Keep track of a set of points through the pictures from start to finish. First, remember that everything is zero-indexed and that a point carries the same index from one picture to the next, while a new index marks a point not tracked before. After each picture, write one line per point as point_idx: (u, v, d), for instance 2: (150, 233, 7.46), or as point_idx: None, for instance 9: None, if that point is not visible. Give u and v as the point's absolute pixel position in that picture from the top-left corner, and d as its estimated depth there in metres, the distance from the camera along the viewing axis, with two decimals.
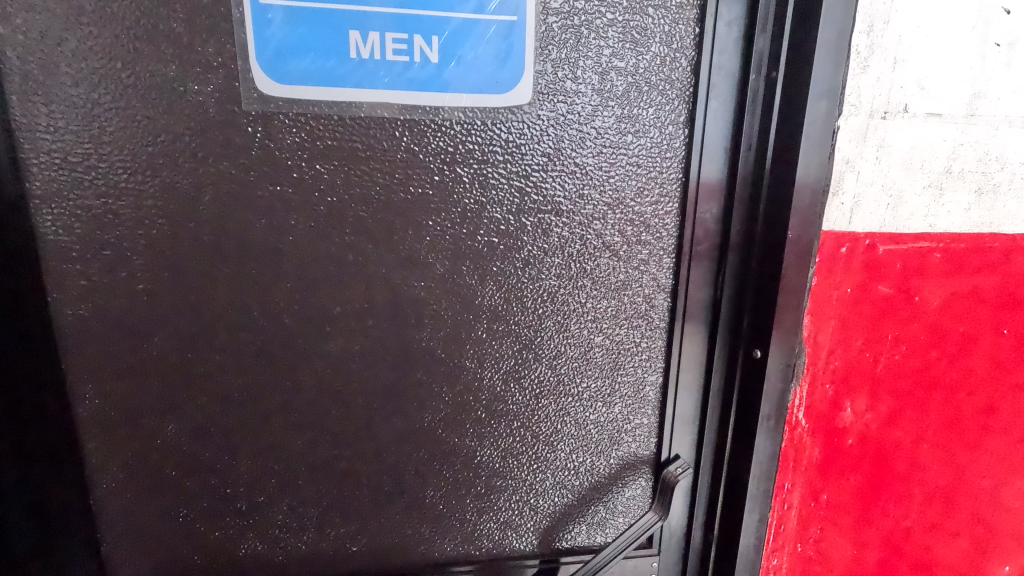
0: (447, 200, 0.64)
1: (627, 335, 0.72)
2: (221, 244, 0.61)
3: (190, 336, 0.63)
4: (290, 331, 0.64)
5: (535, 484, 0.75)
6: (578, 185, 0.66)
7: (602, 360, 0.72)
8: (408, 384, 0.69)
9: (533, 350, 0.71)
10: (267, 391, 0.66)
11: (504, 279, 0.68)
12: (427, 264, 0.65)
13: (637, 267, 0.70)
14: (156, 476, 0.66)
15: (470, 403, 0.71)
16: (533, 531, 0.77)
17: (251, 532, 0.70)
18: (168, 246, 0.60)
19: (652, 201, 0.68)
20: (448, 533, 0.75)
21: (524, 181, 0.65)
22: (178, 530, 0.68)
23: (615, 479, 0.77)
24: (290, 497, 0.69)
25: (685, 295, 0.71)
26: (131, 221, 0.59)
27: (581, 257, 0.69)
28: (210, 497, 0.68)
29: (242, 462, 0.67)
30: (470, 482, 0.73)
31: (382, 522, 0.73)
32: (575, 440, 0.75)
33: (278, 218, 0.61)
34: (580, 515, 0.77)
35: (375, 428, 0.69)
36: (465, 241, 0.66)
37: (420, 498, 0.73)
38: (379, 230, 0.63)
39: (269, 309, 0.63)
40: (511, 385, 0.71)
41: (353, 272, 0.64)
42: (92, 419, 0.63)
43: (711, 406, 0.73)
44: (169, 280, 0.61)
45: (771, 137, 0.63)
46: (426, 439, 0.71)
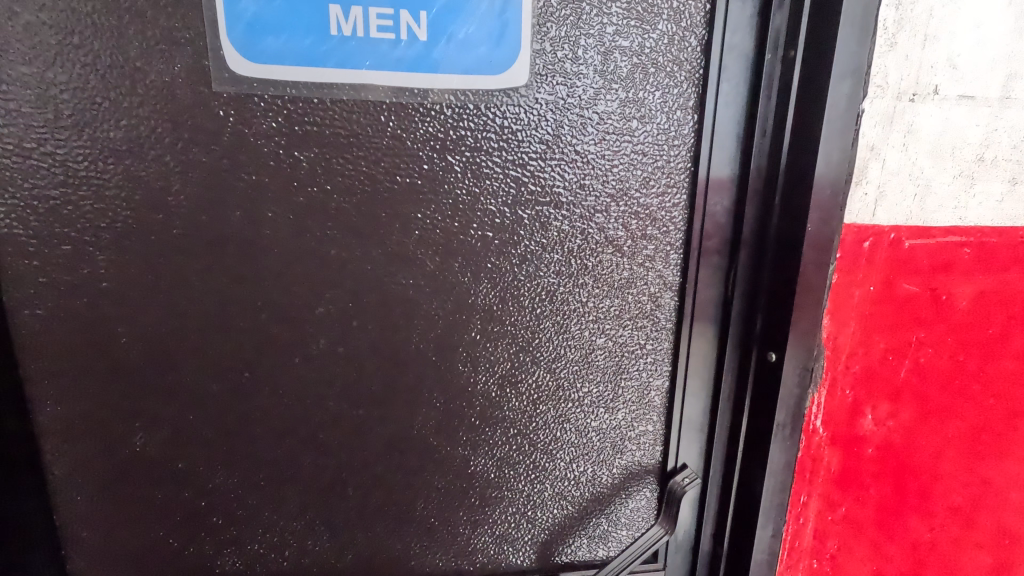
0: (438, 191, 0.59)
1: (631, 337, 0.68)
2: (192, 237, 0.56)
3: (159, 338, 0.58)
4: (268, 332, 0.60)
5: (533, 495, 0.70)
6: (579, 175, 0.62)
7: (604, 363, 0.68)
8: (396, 390, 0.64)
9: (530, 353, 0.66)
10: (243, 396, 0.61)
11: (499, 276, 0.63)
12: (416, 260, 0.61)
13: (642, 263, 0.65)
14: (124, 489, 0.61)
15: (463, 410, 0.66)
16: (530, 545, 0.72)
17: (228, 547, 0.65)
18: (134, 240, 0.55)
19: (659, 192, 0.64)
20: (440, 548, 0.70)
21: (521, 171, 0.60)
22: (149, 546, 0.64)
23: (618, 490, 0.72)
24: (270, 510, 0.65)
25: (693, 294, 0.66)
26: (94, 213, 0.54)
27: (582, 252, 0.64)
28: (183, 511, 0.63)
29: (217, 473, 0.63)
30: (463, 495, 0.68)
31: (369, 537, 0.68)
32: (575, 449, 0.70)
33: (253, 209, 0.56)
34: (580, 528, 0.73)
35: (361, 437, 0.64)
36: (457, 235, 0.61)
37: (411, 511, 0.68)
38: (363, 223, 0.59)
39: (245, 308, 0.59)
40: (507, 390, 0.66)
41: (336, 269, 0.59)
42: (54, 428, 0.58)
43: (720, 413, 0.69)
44: (136, 277, 0.56)
45: (789, 122, 0.58)
46: (416, 448, 0.66)
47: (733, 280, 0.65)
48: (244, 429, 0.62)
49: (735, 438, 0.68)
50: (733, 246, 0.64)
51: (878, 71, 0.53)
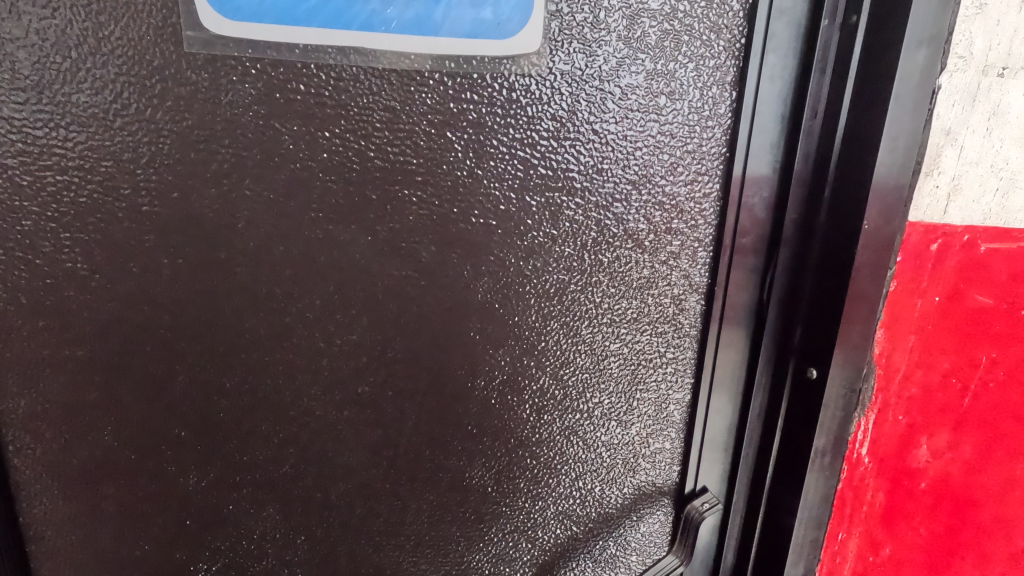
0: (437, 172, 0.53)
1: (649, 342, 0.60)
2: (164, 216, 0.51)
3: (128, 327, 0.53)
4: (250, 323, 0.54)
5: (534, 513, 0.64)
6: (596, 158, 0.54)
7: (618, 371, 0.61)
8: (387, 392, 0.58)
9: (535, 357, 0.59)
10: (223, 393, 0.55)
11: (501, 270, 0.56)
12: (408, 249, 0.54)
13: (665, 261, 0.58)
14: (88, 493, 0.55)
15: (460, 417, 0.60)
16: (529, 568, 0.66)
17: (201, 558, 0.59)
18: (98, 218, 0.50)
19: (687, 180, 0.56)
20: (430, 564, 0.64)
21: (530, 151, 0.53)
22: (113, 555, 0.58)
23: (629, 511, 0.65)
24: (248, 518, 0.59)
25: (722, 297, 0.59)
26: (55, 187, 0.48)
27: (597, 247, 0.57)
28: (150, 517, 0.57)
29: (192, 476, 0.57)
30: (457, 510, 0.62)
31: (353, 550, 0.62)
32: (582, 464, 0.63)
33: (229, 185, 0.51)
34: (584, 551, 0.66)
35: (346, 443, 0.59)
36: (456, 222, 0.54)
37: (399, 524, 0.62)
38: (352, 205, 0.52)
39: (224, 295, 0.53)
40: (509, 397, 0.60)
41: (319, 257, 0.53)
42: (9, 425, 0.52)
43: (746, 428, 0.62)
44: (101, 259, 0.51)
45: (845, 101, 0.51)
46: (406, 455, 0.60)
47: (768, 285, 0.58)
48: (223, 428, 0.56)
49: (766, 457, 0.62)
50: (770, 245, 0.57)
51: (960, 40, 0.49)
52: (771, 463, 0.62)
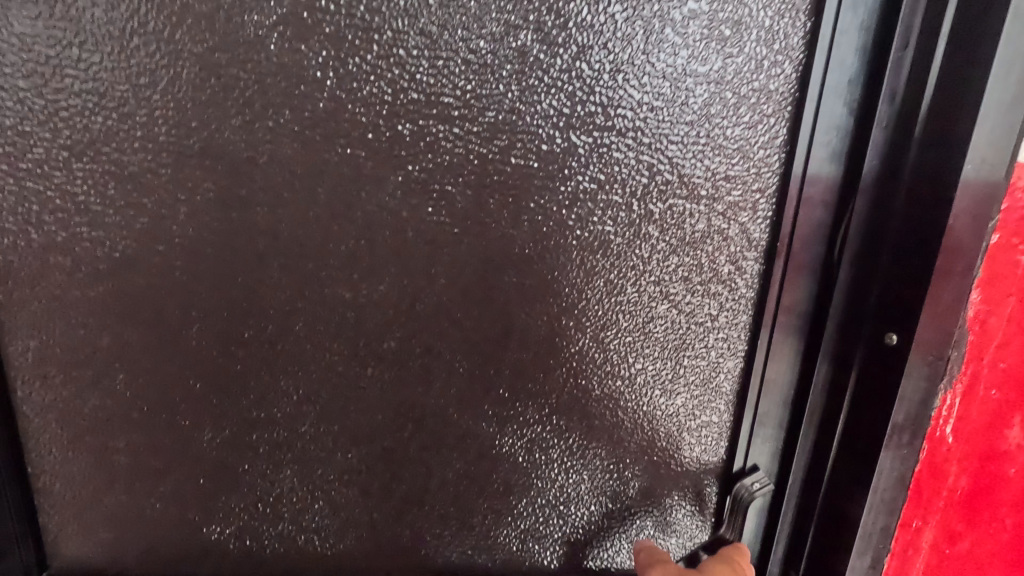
0: (475, 105, 0.48)
1: (701, 305, 0.55)
2: (182, 147, 0.47)
3: (143, 267, 0.49)
4: (271, 268, 0.50)
5: (568, 487, 0.59)
6: (649, 93, 0.49)
7: (664, 334, 0.56)
8: (415, 349, 0.54)
9: (574, 316, 0.54)
10: (240, 344, 0.52)
11: (542, 220, 0.51)
12: (437, 192, 0.50)
13: (723, 213, 0.52)
14: (103, 440, 0.53)
15: (491, 380, 0.55)
16: (560, 544, 0.61)
17: (216, 517, 0.56)
18: (114, 148, 0.47)
19: (751, 121, 0.50)
20: (455, 536, 0.60)
21: (577, 85, 0.48)
22: (128, 508, 0.55)
23: (668, 488, 0.60)
24: (266, 479, 0.56)
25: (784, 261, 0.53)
26: (71, 114, 0.46)
27: (647, 195, 0.52)
28: (165, 471, 0.55)
29: (205, 431, 0.54)
30: (485, 480, 0.58)
31: (374, 518, 0.58)
32: (620, 436, 0.58)
33: (251, 115, 0.47)
34: (619, 530, 0.61)
35: (366, 403, 0.55)
36: (493, 163, 0.49)
37: (423, 492, 0.58)
38: (379, 142, 0.48)
39: (241, 236, 0.49)
40: (545, 359, 0.55)
41: (343, 198, 0.49)
42: (25, 363, 0.51)
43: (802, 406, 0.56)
44: (118, 192, 0.48)
45: (947, 25, 0.44)
46: (430, 420, 0.56)
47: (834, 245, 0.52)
48: (238, 381, 0.53)
49: (826, 439, 0.55)
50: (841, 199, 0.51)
51: None
52: (833, 446, 0.55)
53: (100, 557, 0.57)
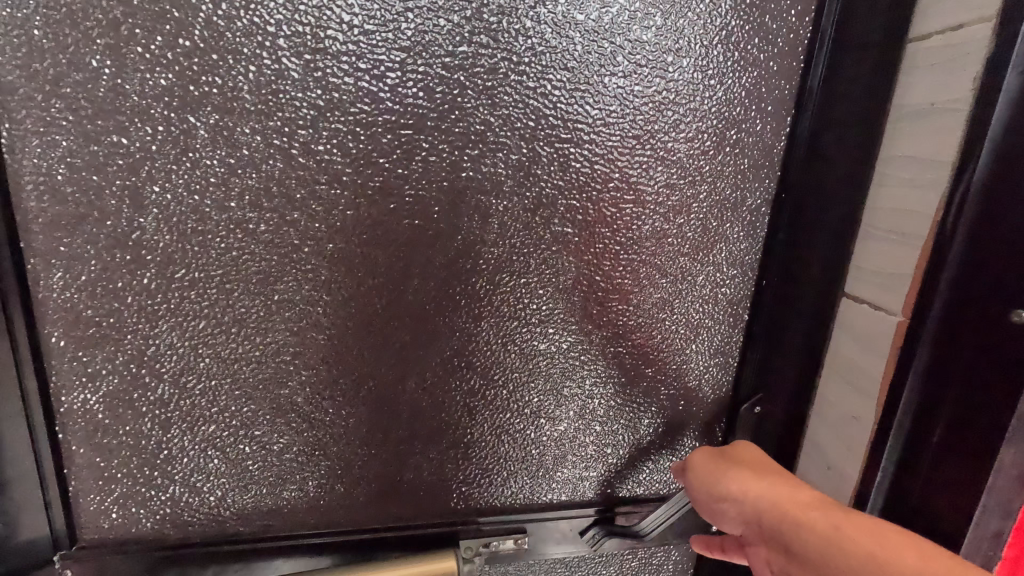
0: (533, 67, 0.52)
1: (721, 253, 0.61)
2: (249, 95, 0.47)
3: (201, 218, 0.49)
4: (332, 221, 0.52)
5: (598, 422, 0.66)
6: (684, 59, 0.55)
7: (689, 281, 0.62)
8: (467, 299, 0.57)
9: (610, 264, 0.60)
10: (300, 296, 0.53)
11: (587, 175, 0.56)
12: (486, 153, 0.53)
13: (743, 170, 0.59)
14: (154, 395, 0.53)
15: (534, 327, 0.60)
16: (588, 475, 0.67)
17: (267, 468, 0.58)
18: (176, 92, 0.46)
19: (769, 87, 0.57)
20: (494, 475, 0.65)
21: (623, 49, 0.53)
22: (175, 464, 0.55)
23: (684, 419, 0.67)
24: (319, 429, 0.58)
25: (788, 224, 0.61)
26: (115, 62, 0.44)
27: (679, 152, 0.57)
28: (217, 424, 0.55)
29: (253, 385, 0.55)
30: (524, 420, 0.63)
31: (421, 462, 0.62)
32: (646, 374, 0.65)
33: (308, 68, 0.47)
34: (640, 460, 0.68)
35: (413, 354, 0.58)
36: (546, 121, 0.53)
37: (467, 434, 0.62)
38: (432, 101, 0.50)
39: (297, 193, 0.50)
40: (583, 304, 0.61)
41: (399, 155, 0.51)
42: (67, 318, 0.49)
43: (856, 387, 0.55)
44: (177, 139, 0.47)
45: None
46: (473, 368, 0.60)
47: (909, 221, 0.49)
48: (288, 334, 0.54)
49: (914, 440, 0.50)
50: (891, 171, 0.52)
51: None
52: (928, 447, 0.49)
53: (139, 520, 0.56)
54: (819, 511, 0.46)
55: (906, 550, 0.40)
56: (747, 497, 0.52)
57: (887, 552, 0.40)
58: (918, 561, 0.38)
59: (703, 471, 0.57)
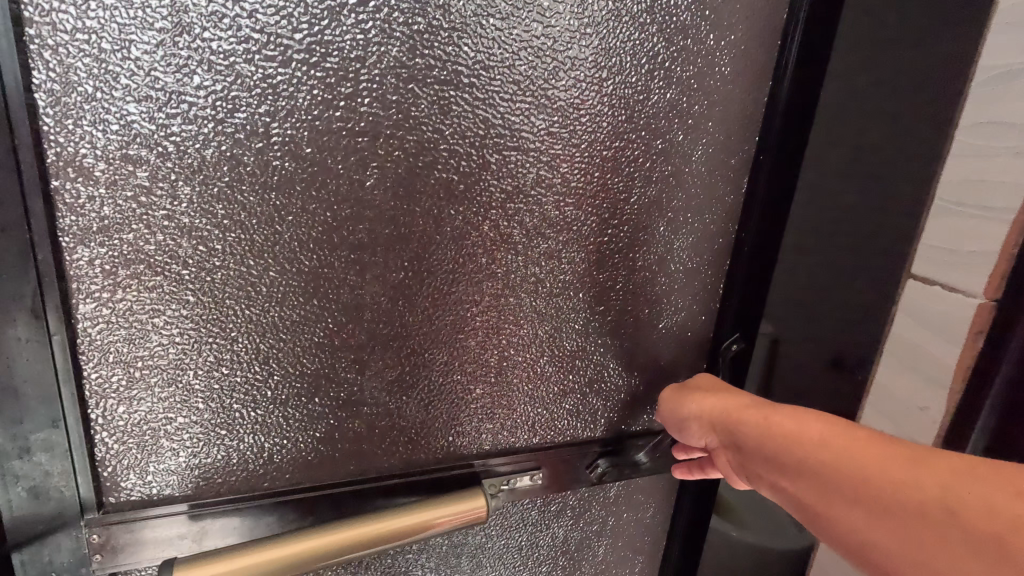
0: (556, 34, 0.56)
1: (707, 210, 0.70)
2: (294, 46, 0.47)
3: (242, 169, 0.49)
4: (372, 175, 0.53)
5: (602, 366, 0.73)
6: (683, 32, 0.61)
7: (680, 235, 0.70)
8: (491, 251, 0.61)
9: (616, 219, 0.66)
10: (338, 248, 0.54)
11: (597, 135, 0.61)
12: (513, 113, 0.57)
13: (726, 134, 0.67)
14: (189, 351, 0.52)
15: (551, 278, 0.65)
16: (594, 415, 0.75)
17: (300, 422, 0.58)
18: (219, 40, 0.45)
19: (751, 62, 0.65)
20: (511, 419, 0.70)
21: (634, 19, 0.59)
22: (209, 420, 0.55)
23: (674, 361, 0.77)
24: (352, 381, 0.60)
25: (768, 184, 0.69)
26: (157, 5, 0.43)
27: (678, 117, 0.64)
28: (254, 378, 0.55)
29: (287, 337, 0.55)
30: (539, 366, 0.69)
31: (445, 410, 0.65)
32: (643, 319, 0.73)
33: (353, 20, 0.48)
34: (638, 400, 0.77)
35: (441, 305, 0.61)
36: (563, 84, 0.58)
37: (487, 382, 0.67)
38: (471, 62, 0.54)
39: (336, 143, 0.51)
40: (593, 256, 0.67)
41: (437, 112, 0.54)
42: (96, 270, 0.47)
43: (933, 342, 0.66)
44: (217, 87, 0.46)
45: None
46: (494, 317, 0.64)
47: (993, 201, 0.60)
48: (325, 287, 0.55)
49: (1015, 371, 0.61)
50: (965, 168, 0.63)
51: None
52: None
53: (172, 478, 0.55)
54: (758, 409, 0.57)
55: (812, 421, 0.50)
56: (703, 413, 0.63)
57: (803, 428, 0.51)
58: (820, 427, 0.49)
59: (668, 399, 0.68)
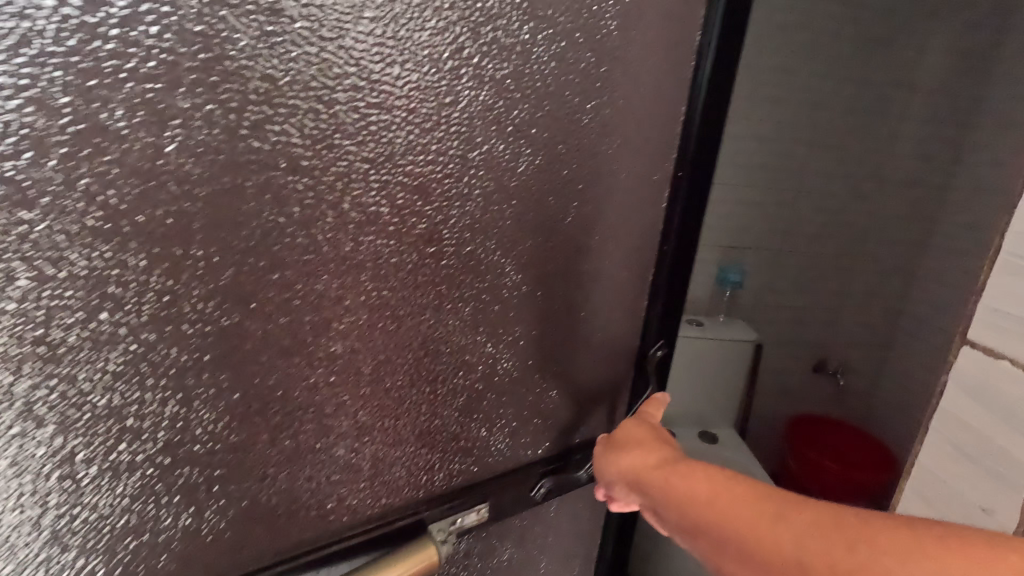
0: (489, 52, 0.52)
1: (633, 227, 0.72)
2: (183, 63, 0.38)
3: (120, 216, 0.38)
4: (293, 214, 0.45)
5: (541, 387, 0.72)
6: (611, 53, 0.61)
7: (610, 252, 0.71)
8: (429, 286, 0.57)
9: (551, 242, 0.65)
10: (255, 302, 0.46)
11: (529, 158, 0.59)
12: (447, 136, 0.52)
13: (649, 153, 0.69)
14: (57, 448, 0.40)
15: (490, 307, 0.63)
16: (534, 436, 0.74)
17: (217, 504, 0.49)
18: (73, 53, 0.34)
19: (670, 84, 0.67)
20: (453, 454, 0.66)
21: (565, 40, 0.57)
22: (91, 528, 0.43)
23: (606, 373, 0.78)
24: (280, 447, 0.52)
25: (687, 199, 0.73)
26: None
27: (605, 139, 0.64)
28: (154, 467, 0.45)
29: (192, 412, 0.45)
30: (480, 396, 0.66)
31: (385, 459, 0.60)
32: (578, 336, 0.73)
33: (256, 28, 0.40)
34: (576, 415, 0.77)
35: (377, 350, 0.55)
36: (496, 106, 0.55)
37: (428, 421, 0.62)
38: (399, 82, 0.48)
39: (245, 178, 0.42)
40: (530, 281, 0.65)
41: (365, 140, 0.47)
42: None
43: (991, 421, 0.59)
44: (76, 112, 0.35)
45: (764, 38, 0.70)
46: (435, 354, 0.60)
47: None
48: (240, 349, 0.46)
49: None
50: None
51: None
52: None
53: None
54: (659, 464, 0.54)
55: (702, 475, 0.48)
56: (615, 472, 0.59)
57: (695, 487, 0.47)
58: (709, 482, 0.47)
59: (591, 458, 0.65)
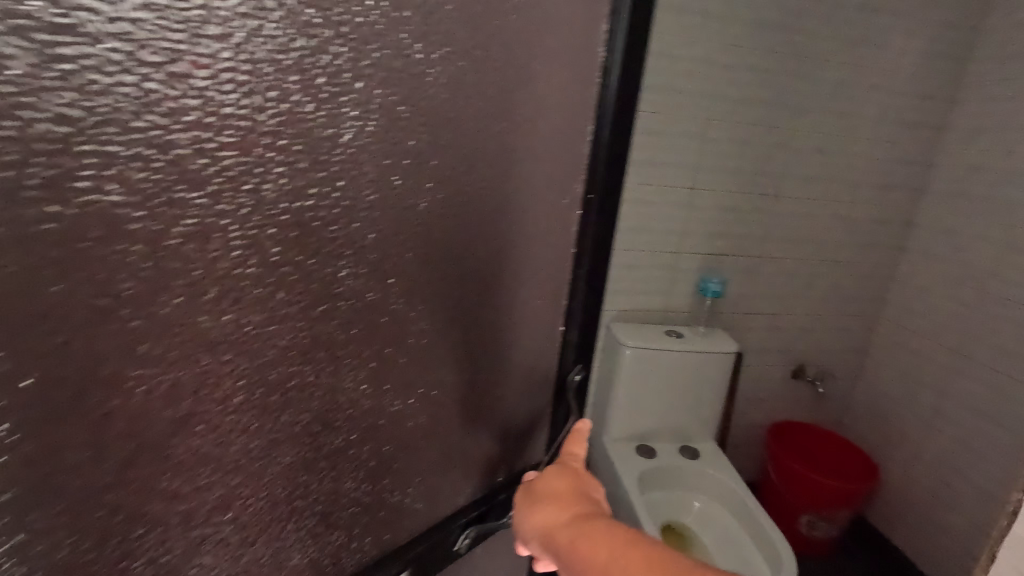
0: (378, 72, 0.45)
1: (542, 251, 0.68)
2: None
3: None
4: (127, 287, 0.34)
5: (453, 424, 0.67)
6: (512, 71, 0.55)
7: (519, 276, 0.67)
8: (322, 344, 0.48)
9: (457, 274, 0.59)
10: (78, 414, 0.34)
11: (432, 188, 0.53)
12: (330, 176, 0.44)
13: (555, 175, 0.65)
14: None
15: (393, 354, 0.56)
16: (450, 474, 0.69)
17: None
18: None
19: (574, 101, 0.63)
20: (360, 522, 0.58)
21: (464, 58, 0.51)
22: None
23: (519, 398, 0.76)
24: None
25: (598, 222, 0.70)
26: None
27: (507, 160, 0.59)
28: None
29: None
30: (390, 448, 0.60)
31: (275, 549, 0.50)
32: (489, 364, 0.69)
33: (35, 50, 0.28)
34: (491, 445, 0.74)
35: (260, 431, 0.45)
36: (391, 134, 0.47)
37: (329, 492, 0.54)
38: (261, 113, 0.38)
39: (38, 254, 0.30)
40: (434, 318, 0.59)
41: (221, 184, 0.37)
42: None
43: None
44: None
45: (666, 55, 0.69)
46: (333, 419, 0.52)
47: None
48: (58, 473, 0.34)
49: None
50: None
51: None
52: None
53: None
54: (583, 534, 0.52)
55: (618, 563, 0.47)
56: (540, 530, 0.57)
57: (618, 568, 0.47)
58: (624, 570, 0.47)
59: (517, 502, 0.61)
